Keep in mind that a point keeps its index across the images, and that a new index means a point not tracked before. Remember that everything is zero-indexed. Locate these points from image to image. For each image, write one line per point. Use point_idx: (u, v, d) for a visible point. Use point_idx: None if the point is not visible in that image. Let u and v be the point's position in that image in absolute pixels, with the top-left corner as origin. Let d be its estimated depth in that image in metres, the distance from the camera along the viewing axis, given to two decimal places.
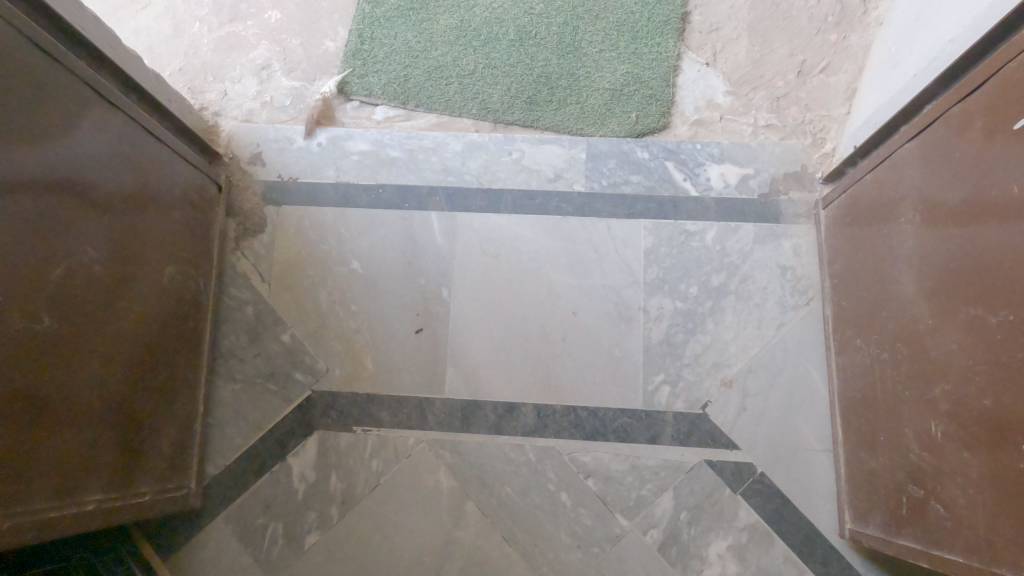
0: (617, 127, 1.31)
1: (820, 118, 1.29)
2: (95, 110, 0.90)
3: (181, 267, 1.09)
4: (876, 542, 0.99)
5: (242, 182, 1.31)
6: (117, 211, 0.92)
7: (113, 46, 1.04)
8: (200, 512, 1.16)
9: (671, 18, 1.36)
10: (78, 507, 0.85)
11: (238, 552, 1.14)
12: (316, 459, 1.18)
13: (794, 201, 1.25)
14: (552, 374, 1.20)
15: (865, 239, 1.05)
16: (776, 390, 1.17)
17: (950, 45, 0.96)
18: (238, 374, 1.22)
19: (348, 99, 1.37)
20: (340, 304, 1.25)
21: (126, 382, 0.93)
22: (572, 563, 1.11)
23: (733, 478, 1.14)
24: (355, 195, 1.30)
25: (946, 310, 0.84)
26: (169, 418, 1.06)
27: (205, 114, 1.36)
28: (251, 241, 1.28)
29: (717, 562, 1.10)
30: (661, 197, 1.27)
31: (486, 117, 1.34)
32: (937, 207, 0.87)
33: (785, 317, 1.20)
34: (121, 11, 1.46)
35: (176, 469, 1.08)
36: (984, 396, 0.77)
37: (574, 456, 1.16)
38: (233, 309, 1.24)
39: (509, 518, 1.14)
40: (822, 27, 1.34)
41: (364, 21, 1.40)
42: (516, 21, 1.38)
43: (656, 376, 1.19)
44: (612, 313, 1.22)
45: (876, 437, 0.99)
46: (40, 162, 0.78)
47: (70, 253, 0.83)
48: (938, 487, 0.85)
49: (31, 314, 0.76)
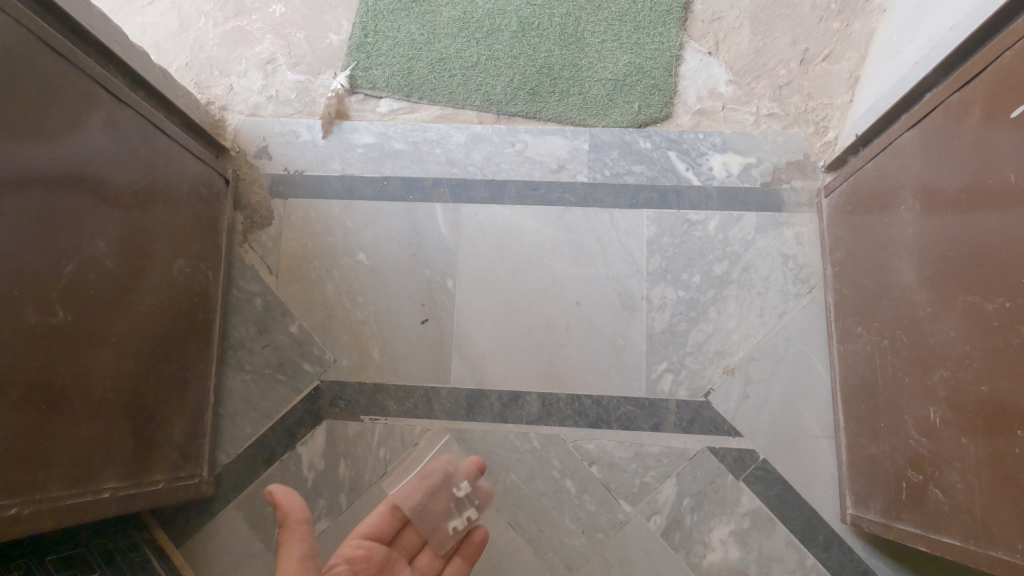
0: (619, 117, 1.32)
1: (822, 107, 1.29)
2: (106, 108, 0.92)
3: (191, 260, 1.11)
4: (877, 526, 1.00)
5: (249, 174, 1.33)
6: (127, 206, 0.94)
7: (120, 43, 1.06)
8: (212, 499, 1.18)
9: (673, 7, 1.37)
10: (95, 495, 0.88)
11: (250, 538, 1.16)
12: (325, 448, 1.20)
13: (797, 190, 1.25)
14: (556, 363, 1.22)
15: (866, 227, 1.06)
16: (778, 378, 1.18)
17: (950, 33, 0.96)
18: (248, 364, 1.24)
19: (353, 92, 1.38)
20: (347, 296, 1.27)
21: (137, 373, 0.95)
22: (577, 549, 1.13)
23: (736, 464, 1.15)
24: (360, 187, 1.31)
25: (945, 298, 0.85)
26: (181, 409, 1.08)
27: (212, 109, 1.38)
28: (259, 235, 1.30)
29: (720, 547, 1.12)
30: (663, 187, 1.28)
31: (489, 108, 1.35)
32: (937, 195, 0.87)
33: (787, 306, 1.20)
34: (127, 7, 1.47)
35: (189, 458, 1.11)
36: (981, 382, 0.78)
37: (579, 444, 1.18)
38: (242, 301, 1.27)
39: (514, 505, 1.15)
40: (825, 15, 1.34)
41: (368, 14, 1.41)
42: (518, 13, 1.39)
43: (659, 364, 1.20)
44: (615, 302, 1.23)
45: (877, 423, 1.00)
46: (53, 158, 0.80)
47: (82, 246, 0.85)
48: (937, 472, 0.86)
49: (47, 307, 0.78)
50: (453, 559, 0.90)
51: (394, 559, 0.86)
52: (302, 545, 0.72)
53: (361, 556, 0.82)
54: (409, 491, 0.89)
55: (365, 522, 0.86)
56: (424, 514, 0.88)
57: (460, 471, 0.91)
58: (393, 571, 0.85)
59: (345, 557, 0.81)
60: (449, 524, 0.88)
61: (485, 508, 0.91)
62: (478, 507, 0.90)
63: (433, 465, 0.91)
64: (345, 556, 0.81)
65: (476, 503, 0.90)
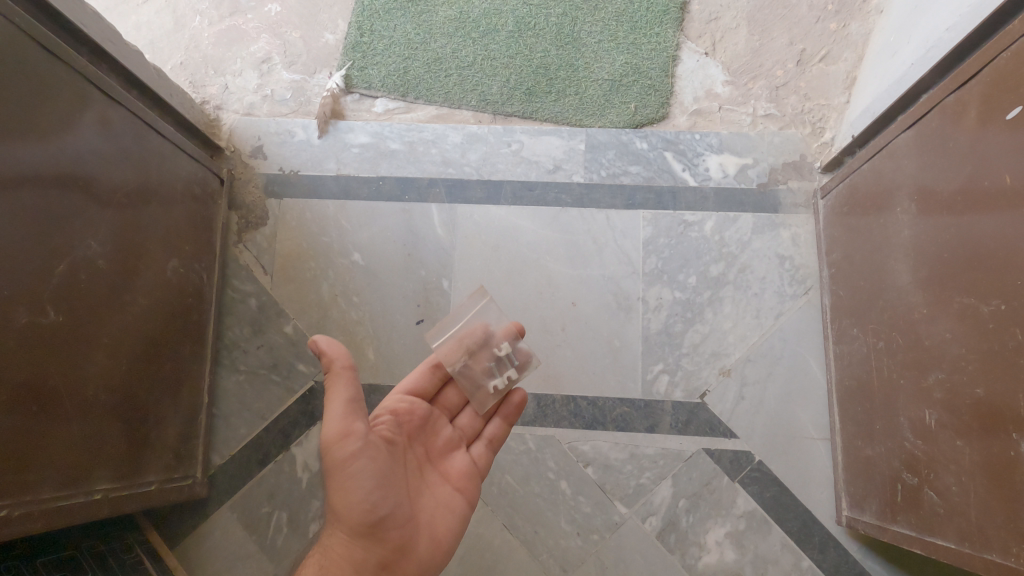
0: (615, 117, 1.32)
1: (819, 108, 1.29)
2: (98, 107, 0.91)
3: (185, 260, 1.10)
4: (872, 528, 1.00)
5: (244, 174, 1.32)
6: (120, 205, 0.93)
7: (113, 42, 1.05)
8: (206, 500, 1.17)
9: (670, 7, 1.36)
10: (86, 496, 0.87)
11: (243, 539, 1.15)
12: (320, 449, 1.19)
13: (793, 191, 1.25)
14: (552, 364, 1.21)
15: (861, 228, 1.05)
16: (774, 379, 1.17)
17: (946, 34, 0.96)
18: (242, 365, 1.24)
19: (349, 92, 1.37)
20: (342, 296, 1.26)
21: (130, 374, 0.95)
22: (572, 551, 1.12)
23: (732, 465, 1.15)
24: (356, 187, 1.31)
25: (942, 300, 0.84)
26: (174, 410, 1.08)
27: (207, 108, 1.37)
28: (253, 234, 1.30)
29: (716, 549, 1.11)
30: (659, 188, 1.28)
31: (485, 108, 1.34)
32: (933, 196, 0.87)
33: (783, 307, 1.20)
34: (122, 6, 1.46)
35: (182, 458, 1.10)
36: (977, 385, 0.77)
37: (574, 445, 1.18)
38: (236, 301, 1.26)
39: (509, 506, 1.15)
40: (822, 16, 1.34)
41: (364, 13, 1.40)
42: (515, 12, 1.39)
43: (654, 365, 1.20)
44: (611, 303, 1.23)
45: (872, 425, 1.00)
46: (45, 157, 0.80)
47: (73, 247, 0.84)
48: (932, 475, 0.85)
49: (38, 308, 0.78)
50: (494, 420, 0.99)
51: (437, 415, 0.96)
52: (346, 389, 0.80)
53: (405, 409, 0.91)
54: (450, 349, 0.94)
55: (409, 381, 0.95)
56: (465, 373, 0.94)
57: (501, 332, 0.95)
58: (438, 425, 0.95)
59: (390, 409, 0.90)
60: (489, 383, 0.94)
61: (526, 369, 0.94)
62: (519, 367, 0.94)
63: (472, 325, 0.95)
64: (390, 408, 0.90)
65: (517, 363, 0.94)
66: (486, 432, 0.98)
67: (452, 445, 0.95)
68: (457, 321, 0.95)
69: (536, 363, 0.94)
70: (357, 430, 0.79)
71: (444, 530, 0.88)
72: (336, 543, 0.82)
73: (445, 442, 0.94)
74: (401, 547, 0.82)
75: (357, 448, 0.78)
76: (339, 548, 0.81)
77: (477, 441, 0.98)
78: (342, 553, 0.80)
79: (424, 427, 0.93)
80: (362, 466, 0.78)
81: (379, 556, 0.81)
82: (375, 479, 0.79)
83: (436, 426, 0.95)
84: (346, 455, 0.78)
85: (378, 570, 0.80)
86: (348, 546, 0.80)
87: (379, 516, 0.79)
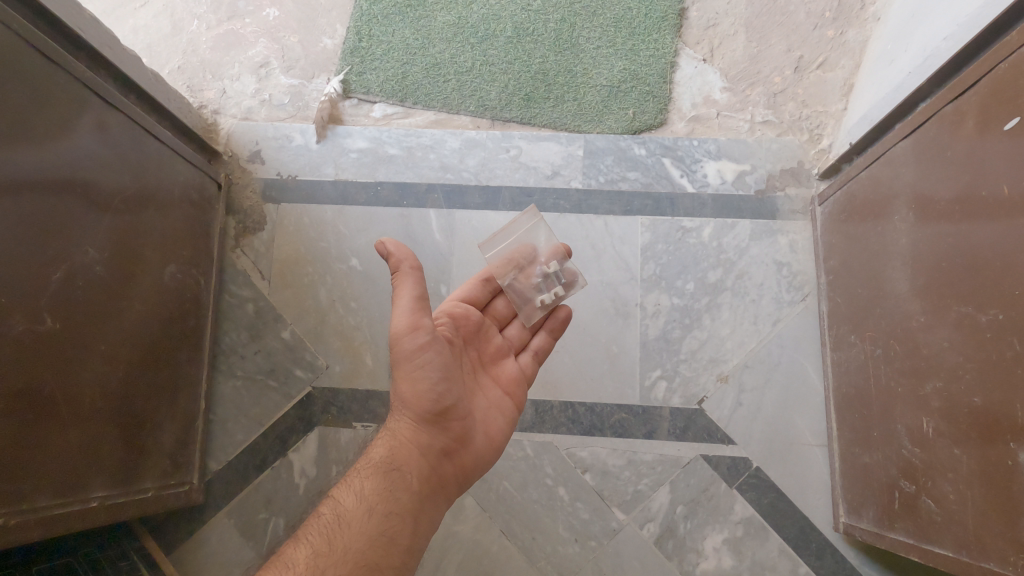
0: (614, 123, 1.32)
1: (817, 115, 1.29)
2: (95, 112, 0.91)
3: (182, 265, 1.10)
4: (869, 535, 1.00)
5: (242, 179, 1.32)
6: (117, 211, 0.93)
7: (112, 46, 1.05)
8: (202, 506, 1.17)
9: (668, 13, 1.37)
10: (82, 504, 0.87)
11: (240, 546, 1.15)
12: (317, 455, 1.19)
13: (791, 197, 1.25)
14: (550, 370, 1.21)
15: (860, 235, 1.06)
16: (771, 385, 1.18)
17: (943, 43, 0.96)
18: (239, 370, 1.23)
19: (347, 97, 1.37)
20: (340, 302, 1.26)
21: (127, 381, 0.94)
22: (570, 557, 1.12)
23: (730, 472, 1.15)
24: (354, 193, 1.31)
25: (938, 309, 0.84)
26: (171, 416, 1.07)
27: (205, 113, 1.37)
28: (251, 239, 1.30)
29: (713, 555, 1.11)
30: (657, 194, 1.28)
31: (484, 114, 1.34)
32: (930, 205, 0.88)
33: (781, 313, 1.20)
34: (120, 9, 1.46)
35: (179, 465, 1.10)
36: (974, 393, 0.78)
37: (572, 451, 1.18)
38: (234, 306, 1.26)
39: (507, 512, 1.15)
40: (819, 22, 1.35)
41: (363, 18, 1.40)
42: (513, 18, 1.39)
43: (652, 371, 1.20)
44: (609, 310, 1.23)
45: (870, 432, 1.00)
46: (42, 163, 0.79)
47: (70, 254, 0.84)
48: (929, 483, 0.86)
49: (34, 316, 0.77)
50: (541, 333, 1.03)
51: (488, 324, 1.00)
52: (414, 287, 0.84)
53: (461, 314, 0.95)
54: (502, 264, 0.99)
55: (463, 290, 0.99)
56: (514, 287, 0.99)
57: (549, 252, 0.99)
58: (489, 333, 0.99)
59: (448, 312, 0.94)
60: (537, 298, 0.98)
61: (571, 288, 0.98)
62: (566, 286, 0.98)
63: (522, 244, 1.00)
64: (448, 311, 0.94)
65: (563, 281, 0.98)
66: (533, 344, 1.02)
67: (503, 352, 0.99)
68: (511, 237, 1.01)
69: (582, 283, 0.98)
70: (426, 324, 0.84)
71: (497, 428, 0.94)
72: (403, 428, 0.88)
73: (496, 348, 0.99)
74: (460, 438, 0.89)
75: (426, 342, 0.84)
76: (405, 432, 0.87)
77: (525, 352, 1.02)
78: (410, 436, 0.87)
79: (478, 333, 0.97)
80: (429, 357, 0.84)
81: (442, 442, 0.88)
82: (442, 371, 0.86)
83: (488, 333, 0.98)
84: (416, 345, 0.84)
85: (440, 456, 0.88)
86: (415, 430, 0.87)
87: (444, 405, 0.86)
